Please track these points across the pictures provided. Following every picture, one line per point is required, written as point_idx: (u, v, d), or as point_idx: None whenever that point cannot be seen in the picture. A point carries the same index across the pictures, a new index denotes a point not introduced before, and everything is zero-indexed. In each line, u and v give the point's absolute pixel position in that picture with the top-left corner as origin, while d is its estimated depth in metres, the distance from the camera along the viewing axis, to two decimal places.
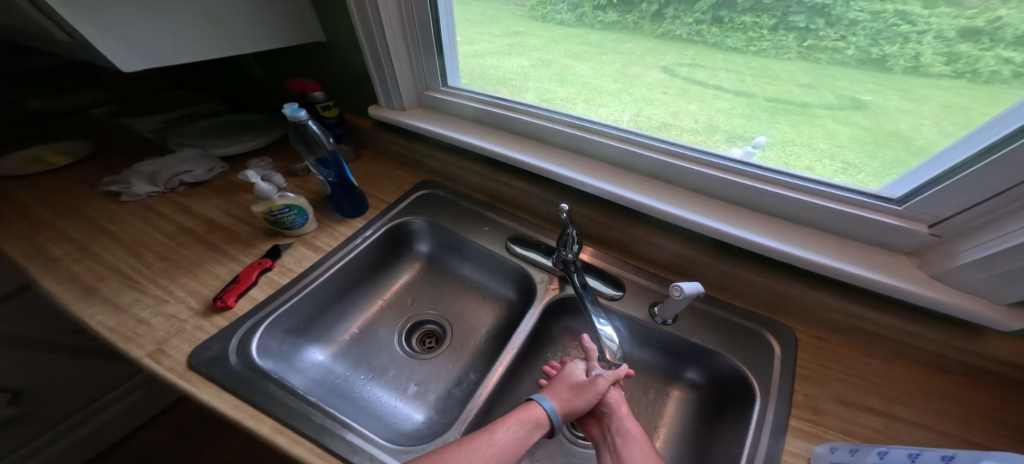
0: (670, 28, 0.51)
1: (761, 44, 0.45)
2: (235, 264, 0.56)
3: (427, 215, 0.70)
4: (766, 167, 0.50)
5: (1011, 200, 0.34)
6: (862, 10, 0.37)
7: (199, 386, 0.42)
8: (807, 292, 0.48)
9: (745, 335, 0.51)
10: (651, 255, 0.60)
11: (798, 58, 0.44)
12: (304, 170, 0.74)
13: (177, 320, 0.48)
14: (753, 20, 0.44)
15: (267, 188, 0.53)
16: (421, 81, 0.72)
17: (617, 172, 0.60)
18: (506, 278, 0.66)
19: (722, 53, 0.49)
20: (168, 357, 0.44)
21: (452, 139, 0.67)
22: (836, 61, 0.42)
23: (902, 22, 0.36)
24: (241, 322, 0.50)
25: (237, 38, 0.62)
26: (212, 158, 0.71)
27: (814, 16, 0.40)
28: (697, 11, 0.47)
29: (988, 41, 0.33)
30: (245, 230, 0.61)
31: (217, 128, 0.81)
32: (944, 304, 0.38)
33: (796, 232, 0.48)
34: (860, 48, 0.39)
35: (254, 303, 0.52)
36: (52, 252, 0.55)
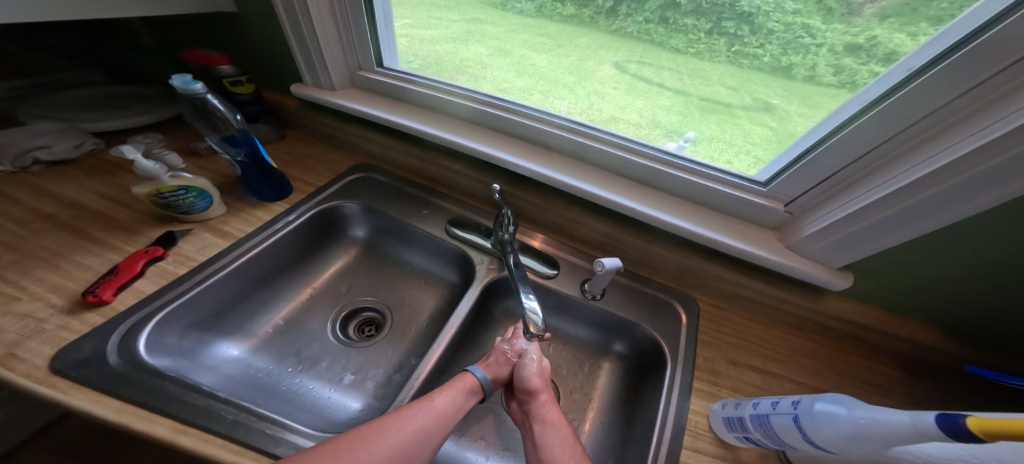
0: (623, 25, 0.54)
1: (698, 47, 0.51)
2: (112, 254, 0.48)
3: (362, 199, 0.66)
4: (696, 161, 0.53)
5: (853, 171, 0.42)
6: (778, 21, 0.43)
7: (68, 393, 0.36)
8: (709, 265, 0.55)
9: (662, 308, 0.56)
10: (584, 235, 0.62)
11: (727, 61, 0.50)
12: (208, 149, 0.65)
13: (34, 320, 0.40)
14: (694, 23, 0.49)
15: (152, 166, 0.47)
16: (353, 59, 0.65)
17: (548, 154, 0.61)
18: (447, 261, 0.65)
19: (666, 53, 0.54)
20: (22, 362, 0.37)
21: (385, 121, 0.63)
22: (755, 66, 0.48)
23: (806, 35, 0.42)
24: (124, 317, 0.44)
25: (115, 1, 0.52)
26: (78, 133, 0.61)
27: (741, 24, 0.45)
28: (646, 11, 0.51)
29: (865, 56, 0.39)
30: (127, 216, 0.53)
31: (89, 100, 0.68)
32: (801, 271, 0.47)
33: (699, 214, 0.53)
34: (773, 57, 0.46)
35: (141, 296, 0.46)
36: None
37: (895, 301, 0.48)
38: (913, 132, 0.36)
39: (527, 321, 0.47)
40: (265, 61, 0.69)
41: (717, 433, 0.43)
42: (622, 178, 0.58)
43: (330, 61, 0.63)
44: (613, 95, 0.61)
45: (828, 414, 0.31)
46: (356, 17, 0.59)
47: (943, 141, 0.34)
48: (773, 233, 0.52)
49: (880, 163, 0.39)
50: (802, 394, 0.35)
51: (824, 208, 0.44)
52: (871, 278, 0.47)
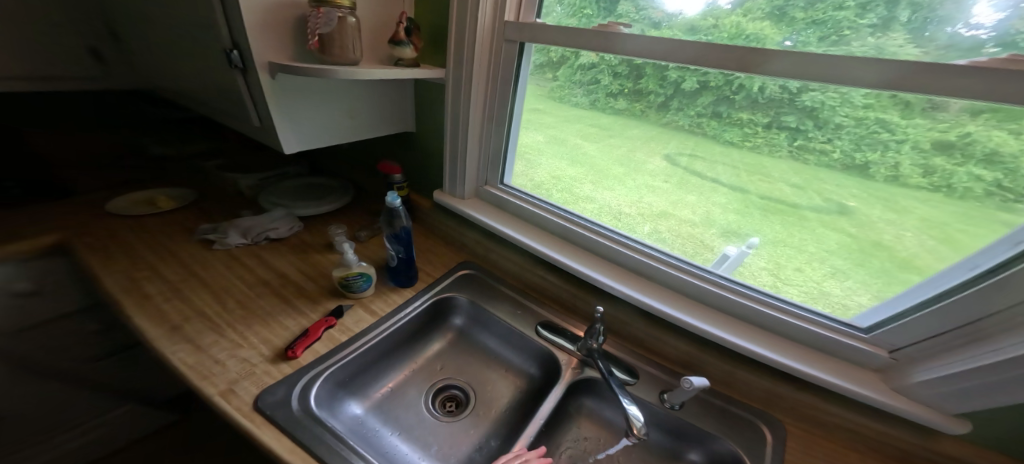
0: (674, 119, 0.65)
1: (755, 141, 0.59)
2: (303, 319, 0.65)
3: (470, 293, 0.80)
4: (779, 296, 0.61)
5: (1003, 319, 0.42)
6: (847, 117, 0.49)
7: (261, 427, 0.47)
8: (800, 393, 0.55)
9: (744, 423, 0.55)
10: (661, 348, 0.66)
11: (790, 156, 0.57)
12: (365, 237, 0.87)
13: (250, 364, 0.55)
14: (749, 118, 0.58)
15: (352, 257, 0.67)
16: (483, 177, 0.86)
17: (641, 280, 0.70)
18: (530, 355, 0.73)
19: (721, 145, 0.63)
20: (237, 397, 0.50)
21: (500, 232, 0.80)
22: (825, 162, 0.54)
23: (883, 130, 0.47)
24: (305, 371, 0.56)
25: (362, 129, 0.80)
26: (293, 219, 0.87)
27: (804, 119, 0.52)
28: (697, 107, 0.61)
29: (959, 154, 0.44)
30: (312, 288, 0.71)
31: (296, 192, 0.99)
32: (907, 412, 0.47)
33: (785, 345, 0.57)
34: (845, 152, 0.52)
35: (316, 356, 0.59)
36: (148, 288, 0.63)
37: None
38: None
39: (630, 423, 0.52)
40: (413, 174, 0.93)
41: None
42: (715, 311, 0.64)
43: (467, 175, 0.84)
44: (664, 187, 0.74)
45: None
46: (497, 148, 0.81)
47: None
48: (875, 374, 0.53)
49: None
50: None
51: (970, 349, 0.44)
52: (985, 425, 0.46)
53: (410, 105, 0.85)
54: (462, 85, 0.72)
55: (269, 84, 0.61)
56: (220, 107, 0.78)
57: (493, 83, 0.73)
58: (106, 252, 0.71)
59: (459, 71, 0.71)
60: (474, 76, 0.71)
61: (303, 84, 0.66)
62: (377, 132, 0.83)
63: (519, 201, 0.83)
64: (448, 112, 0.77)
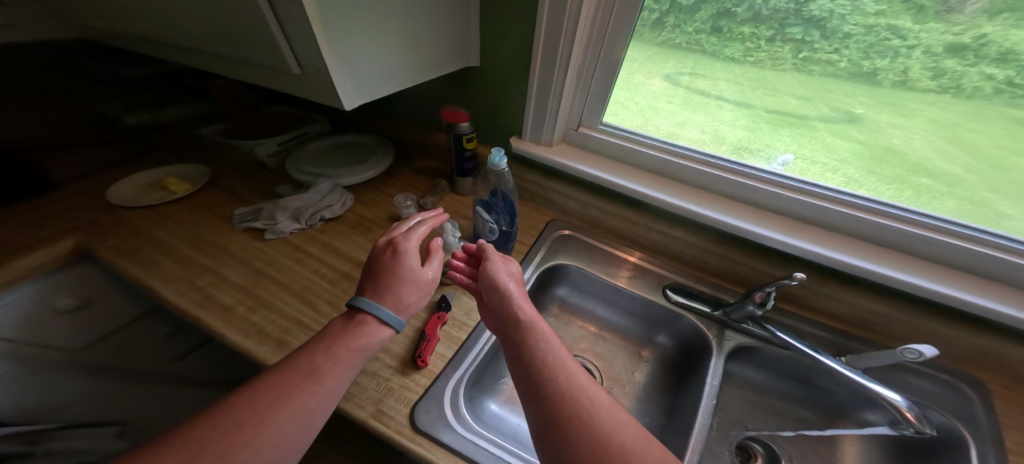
0: (669, 36, 0.58)
1: (757, 55, 0.55)
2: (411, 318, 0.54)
3: (579, 260, 0.69)
4: (1009, 238, 0.49)
5: None
6: (857, 25, 0.46)
7: (433, 451, 0.40)
8: (1017, 351, 0.48)
9: (944, 387, 0.50)
10: (826, 307, 0.58)
11: (794, 68, 0.54)
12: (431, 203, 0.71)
13: (383, 379, 0.46)
14: (751, 31, 0.53)
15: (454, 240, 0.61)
16: (576, 117, 0.70)
17: (806, 228, 0.58)
18: (657, 325, 0.65)
19: (721, 62, 0.58)
20: (391, 418, 0.42)
21: (619, 187, 0.65)
22: (830, 72, 0.52)
23: (894, 36, 0.45)
24: (446, 377, 0.47)
25: (424, 63, 0.60)
26: (340, 190, 0.70)
27: (810, 29, 0.49)
28: (697, 21, 0.55)
29: (970, 56, 0.44)
30: None
31: (330, 154, 0.81)
32: None
33: (1012, 293, 0.48)
34: (852, 61, 0.49)
35: (447, 359, 0.50)
36: (221, 297, 0.52)
37: None
38: None
39: (904, 410, 0.44)
40: (481, 121, 0.76)
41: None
42: (915, 256, 0.53)
43: (558, 118, 0.67)
44: (668, 109, 0.66)
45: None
46: (604, 83, 0.63)
47: None
48: None
49: None
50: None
51: None
52: None
53: (475, 30, 0.64)
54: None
55: (318, 8, 0.42)
56: (228, 51, 0.57)
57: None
58: (149, 260, 0.58)
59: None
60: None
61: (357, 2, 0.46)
62: (438, 64, 0.63)
63: (631, 144, 0.68)
64: (541, 33, 0.57)
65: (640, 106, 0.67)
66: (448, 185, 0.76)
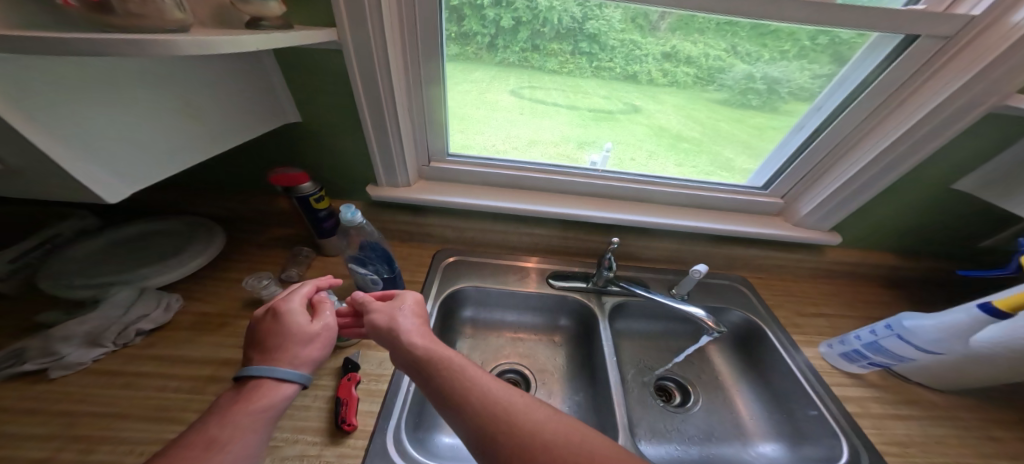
0: (504, 57, 0.62)
1: (569, 67, 0.64)
2: (318, 390, 0.49)
3: (472, 280, 0.73)
4: (734, 184, 0.74)
5: (828, 160, 0.65)
6: (616, 41, 0.59)
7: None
8: (755, 252, 0.75)
9: (731, 291, 0.75)
10: (652, 257, 0.78)
11: (592, 75, 0.65)
12: (296, 274, 0.66)
13: (313, 458, 0.42)
14: (558, 48, 0.61)
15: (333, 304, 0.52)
16: (424, 153, 0.70)
17: (625, 203, 0.75)
18: (558, 311, 0.75)
19: (546, 75, 0.66)
20: None
21: (463, 205, 0.70)
22: (613, 77, 0.65)
23: (637, 48, 0.60)
24: (383, 429, 0.46)
25: (214, 131, 0.50)
26: (154, 292, 0.57)
27: (591, 44, 0.60)
28: (520, 42, 0.60)
29: (675, 60, 0.61)
30: None
31: (122, 252, 0.64)
32: (810, 238, 0.71)
33: (744, 218, 0.74)
34: (621, 67, 0.63)
35: (377, 414, 0.47)
36: (28, 452, 0.40)
37: (869, 242, 0.74)
38: (871, 120, 0.59)
39: (705, 322, 0.59)
40: (328, 173, 0.70)
41: (840, 368, 0.61)
42: (698, 207, 0.75)
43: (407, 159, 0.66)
44: (520, 119, 0.74)
45: (916, 327, 0.50)
46: (434, 120, 0.65)
47: (893, 122, 0.57)
48: (779, 218, 0.75)
49: (851, 146, 0.62)
50: (888, 320, 0.52)
51: (829, 178, 0.66)
52: (849, 230, 0.72)
53: (280, 85, 0.57)
54: (376, 46, 0.50)
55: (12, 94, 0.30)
56: None
57: (411, 37, 0.54)
58: None
59: (360, 25, 0.47)
60: (387, 32, 0.49)
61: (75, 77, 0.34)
62: (239, 129, 0.54)
63: (478, 167, 0.73)
64: (357, 83, 0.53)
65: (478, 134, 0.74)
66: (311, 249, 0.72)
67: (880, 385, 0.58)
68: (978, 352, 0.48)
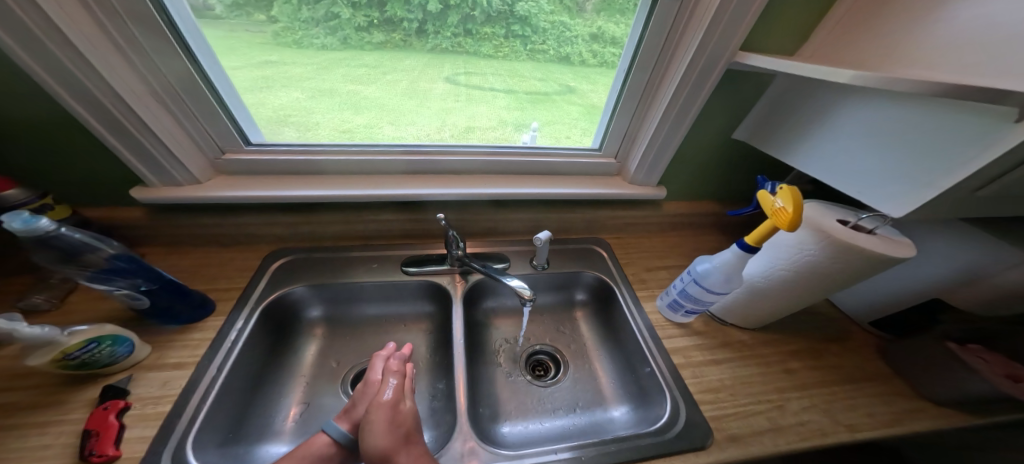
0: (437, 43, 0.65)
1: (502, 50, 0.67)
2: (60, 428, 0.40)
3: (307, 279, 0.66)
4: (575, 147, 0.77)
5: (637, 117, 0.70)
6: (546, 22, 0.63)
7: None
8: (605, 213, 0.80)
9: (588, 253, 0.77)
10: (511, 231, 0.79)
11: (528, 58, 0.69)
12: (49, 300, 0.55)
13: None
14: (491, 31, 0.64)
15: (42, 330, 0.39)
16: (210, 145, 0.66)
17: (468, 178, 0.76)
18: (418, 295, 0.70)
19: (483, 60, 0.68)
20: None
21: (285, 197, 0.66)
22: (547, 59, 0.69)
23: (567, 29, 0.64)
24: (156, 457, 0.39)
25: None
26: None
27: (523, 26, 0.64)
28: (450, 27, 0.63)
29: (605, 41, 0.64)
30: (17, 396, 0.42)
31: None
32: (636, 194, 0.76)
33: (585, 181, 0.78)
34: (555, 49, 0.67)
35: (152, 438, 0.41)
36: None
37: (694, 193, 0.84)
38: (657, 76, 0.64)
39: (519, 293, 0.57)
40: (105, 173, 0.61)
41: (669, 318, 0.63)
42: (544, 176, 0.78)
43: (182, 154, 0.61)
44: (457, 107, 0.75)
45: (704, 271, 0.55)
46: (201, 104, 0.60)
47: (669, 78, 0.63)
48: (619, 178, 0.81)
49: (649, 103, 0.68)
50: (688, 267, 0.58)
51: (641, 134, 0.72)
52: (674, 183, 0.80)
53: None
54: (42, 31, 0.44)
55: None
56: None
57: (112, 16, 0.48)
58: None
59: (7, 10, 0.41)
60: (51, 12, 0.44)
61: None
62: None
63: (290, 156, 0.69)
64: (53, 83, 0.48)
65: (298, 117, 0.70)
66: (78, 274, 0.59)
67: (703, 332, 0.62)
68: (757, 285, 0.58)
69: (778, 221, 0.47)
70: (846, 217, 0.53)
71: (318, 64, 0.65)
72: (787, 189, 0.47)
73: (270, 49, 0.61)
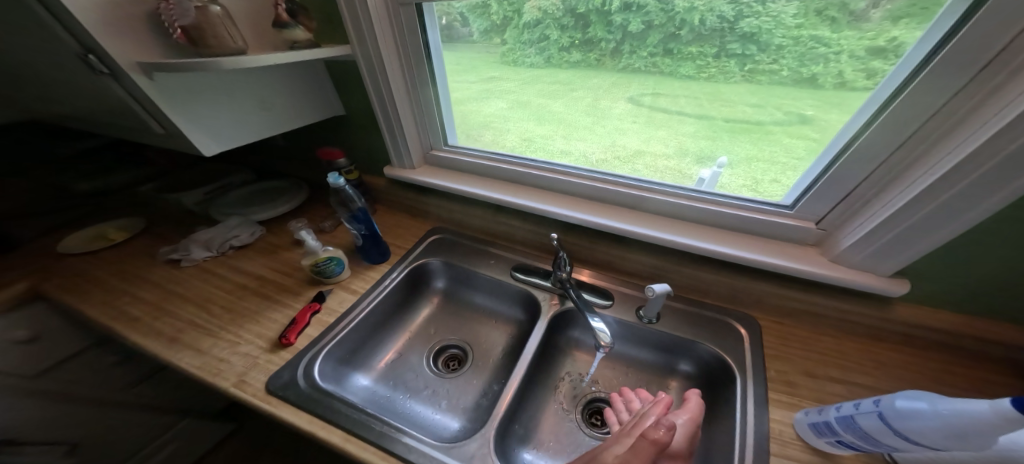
0: (630, 62, 0.68)
1: (709, 70, 0.63)
2: (287, 310, 0.66)
3: (441, 256, 0.82)
4: (757, 199, 0.63)
5: (876, 179, 0.51)
6: (785, 37, 0.52)
7: (279, 407, 0.51)
8: (763, 284, 0.64)
9: (720, 326, 0.65)
10: (634, 269, 0.74)
11: (743, 80, 0.61)
12: (332, 226, 0.86)
13: (252, 356, 0.57)
14: (699, 50, 0.61)
15: (314, 244, 0.66)
16: (428, 142, 0.86)
17: (615, 209, 0.73)
18: (512, 301, 0.78)
19: (679, 80, 0.67)
20: (250, 385, 0.54)
21: (456, 191, 0.81)
22: (777, 80, 0.58)
23: (820, 45, 0.50)
24: (303, 355, 0.59)
25: (281, 120, 0.77)
26: (251, 223, 0.83)
27: (747, 44, 0.56)
28: (649, 46, 0.64)
29: (892, 57, 0.46)
30: (291, 281, 0.72)
31: (251, 197, 0.94)
32: (855, 282, 0.54)
33: (752, 242, 0.63)
34: (792, 69, 0.55)
35: (311, 339, 0.62)
36: (133, 313, 0.64)
37: (945, 301, 0.55)
38: (931, 128, 0.45)
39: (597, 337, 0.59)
40: (371, 149, 0.90)
41: (806, 440, 0.48)
42: (694, 225, 0.68)
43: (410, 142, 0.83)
44: (633, 128, 0.82)
45: (910, 409, 0.37)
46: (428, 112, 0.80)
47: (962, 132, 0.42)
48: (814, 249, 0.61)
49: (907, 161, 0.48)
50: (878, 394, 0.40)
51: (880, 201, 0.51)
52: (912, 277, 0.54)
53: (327, 83, 0.81)
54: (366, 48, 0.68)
55: (160, 92, 0.57)
56: (116, 115, 0.69)
57: (402, 44, 0.71)
58: (77, 291, 0.70)
59: (360, 37, 0.67)
60: (377, 31, 0.66)
61: (188, 86, 0.60)
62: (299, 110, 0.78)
63: (474, 160, 0.84)
64: (369, 85, 0.74)
65: (484, 140, 0.87)
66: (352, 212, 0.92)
67: None
68: None
69: None
70: None
71: (522, 79, 0.82)
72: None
73: (497, 66, 0.80)
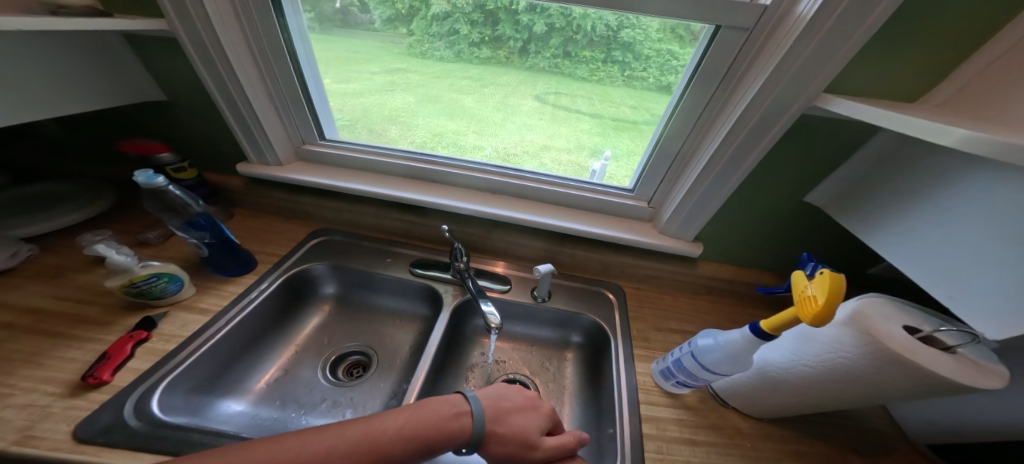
0: (536, 62, 0.67)
1: (599, 74, 0.66)
2: (94, 345, 0.53)
3: (328, 259, 0.76)
4: (610, 185, 0.75)
5: (677, 161, 0.66)
6: (652, 49, 0.59)
7: (100, 454, 0.41)
8: (621, 256, 0.76)
9: (593, 297, 0.74)
10: (521, 254, 0.80)
11: (625, 85, 0.66)
12: (158, 238, 0.71)
13: (37, 407, 0.44)
14: (591, 55, 0.63)
15: (124, 259, 0.54)
16: (296, 135, 0.78)
17: (498, 197, 0.78)
18: (416, 297, 0.76)
19: (576, 82, 0.69)
20: (44, 439, 0.41)
21: (338, 188, 0.75)
22: (645, 86, 0.64)
23: (674, 59, 0.58)
24: (130, 390, 0.48)
25: (45, 101, 0.59)
26: (11, 241, 0.62)
27: (625, 52, 0.61)
28: (552, 48, 0.64)
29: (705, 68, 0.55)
30: (93, 311, 0.57)
31: (9, 206, 0.71)
32: (667, 247, 0.69)
33: (608, 221, 0.74)
34: (656, 78, 0.62)
35: (140, 372, 0.51)
36: None
37: (736, 258, 0.74)
38: (709, 117, 0.59)
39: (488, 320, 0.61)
40: (217, 144, 0.77)
41: (660, 386, 0.59)
42: (564, 207, 0.77)
43: (271, 135, 0.73)
44: (539, 125, 0.78)
45: (705, 346, 0.49)
46: (294, 102, 0.72)
47: (720, 121, 0.57)
48: (650, 224, 0.75)
49: (694, 148, 0.63)
50: (690, 337, 0.52)
51: (681, 179, 0.66)
52: (714, 242, 0.72)
53: (132, 60, 0.66)
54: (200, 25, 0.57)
55: None
56: None
57: (250, 26, 0.62)
58: None
59: (185, 14, 0.56)
60: (212, 13, 0.56)
61: None
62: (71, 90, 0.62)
63: (355, 153, 0.79)
64: (199, 66, 0.62)
65: (391, 135, 0.81)
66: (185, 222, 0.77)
67: (695, 407, 0.57)
68: (771, 375, 0.49)
69: (800, 310, 0.37)
70: (915, 324, 0.41)
71: (432, 73, 0.74)
72: (827, 272, 0.35)
73: (403, 58, 0.73)
